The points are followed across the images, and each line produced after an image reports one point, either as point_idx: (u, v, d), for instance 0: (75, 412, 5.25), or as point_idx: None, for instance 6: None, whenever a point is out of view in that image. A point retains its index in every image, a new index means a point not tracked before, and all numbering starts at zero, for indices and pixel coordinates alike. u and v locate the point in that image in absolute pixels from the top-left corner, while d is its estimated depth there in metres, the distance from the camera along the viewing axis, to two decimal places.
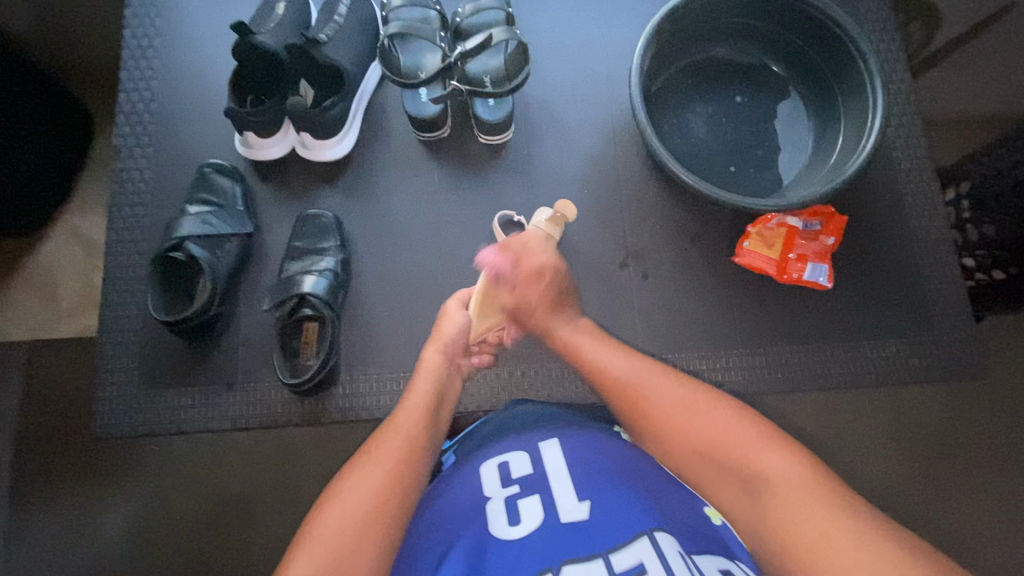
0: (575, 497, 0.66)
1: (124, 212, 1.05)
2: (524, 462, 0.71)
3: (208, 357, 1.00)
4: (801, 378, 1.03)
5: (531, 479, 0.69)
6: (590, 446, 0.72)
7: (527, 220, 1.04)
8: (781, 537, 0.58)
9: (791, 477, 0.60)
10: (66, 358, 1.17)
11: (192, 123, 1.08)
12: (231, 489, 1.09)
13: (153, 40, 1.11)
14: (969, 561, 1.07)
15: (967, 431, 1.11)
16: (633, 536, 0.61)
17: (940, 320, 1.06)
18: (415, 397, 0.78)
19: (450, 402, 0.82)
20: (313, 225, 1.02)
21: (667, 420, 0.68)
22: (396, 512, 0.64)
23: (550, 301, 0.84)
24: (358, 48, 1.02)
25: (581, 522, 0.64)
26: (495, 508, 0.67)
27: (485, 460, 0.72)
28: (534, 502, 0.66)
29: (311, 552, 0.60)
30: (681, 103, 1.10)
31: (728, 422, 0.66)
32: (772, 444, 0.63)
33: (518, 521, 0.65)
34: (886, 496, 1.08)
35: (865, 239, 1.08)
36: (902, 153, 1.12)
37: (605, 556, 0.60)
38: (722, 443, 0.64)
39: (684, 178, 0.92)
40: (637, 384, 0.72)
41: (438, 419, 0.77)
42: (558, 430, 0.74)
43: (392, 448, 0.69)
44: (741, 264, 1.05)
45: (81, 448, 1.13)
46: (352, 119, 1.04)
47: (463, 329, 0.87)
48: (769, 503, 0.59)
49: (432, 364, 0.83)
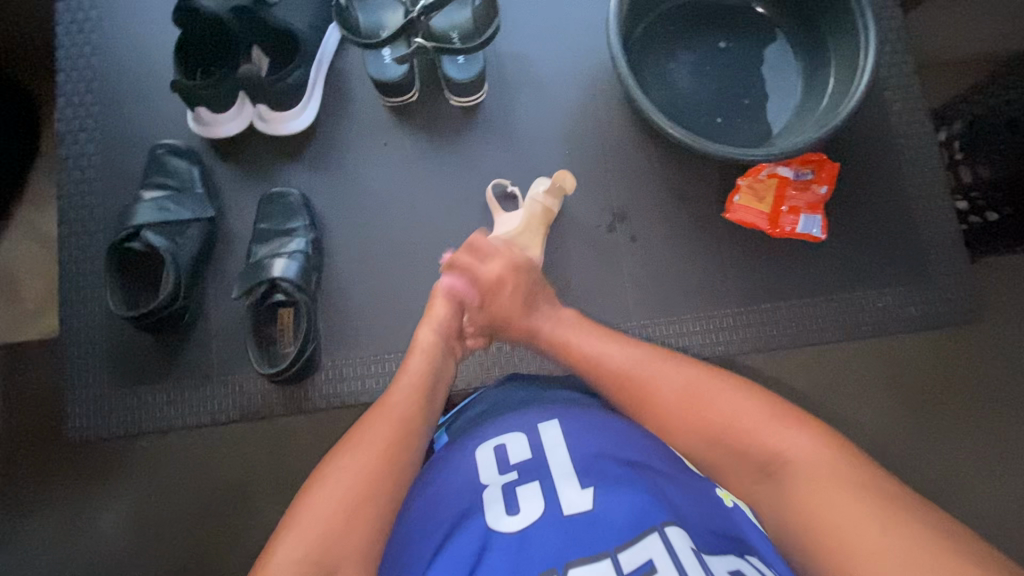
0: (576, 485, 0.62)
1: (76, 202, 0.98)
2: (522, 447, 0.66)
3: (180, 351, 0.95)
4: (797, 333, 1.01)
5: (531, 466, 0.65)
6: (590, 426, 0.67)
7: (521, 196, 0.97)
8: (807, 526, 0.54)
9: (812, 456, 0.57)
10: (32, 362, 1.11)
11: (140, 102, 1.00)
12: (219, 485, 1.05)
13: (88, 13, 1.01)
14: (968, 507, 1.07)
15: (966, 375, 1.10)
16: (640, 534, 0.58)
17: (935, 265, 1.03)
18: (409, 378, 0.74)
19: (444, 384, 0.77)
20: (280, 204, 0.95)
21: (677, 406, 0.65)
22: (387, 496, 0.61)
23: (522, 303, 0.81)
24: (312, 8, 0.94)
25: (585, 514, 0.60)
26: (493, 495, 0.63)
27: (482, 444, 0.67)
28: (534, 490, 0.63)
29: (298, 537, 0.57)
30: (664, 52, 1.04)
31: (742, 403, 0.62)
32: (790, 421, 0.60)
33: (517, 511, 0.62)
34: (885, 444, 1.08)
35: (858, 186, 1.05)
36: (894, 93, 1.08)
37: (614, 556, 0.56)
38: (737, 426, 0.61)
39: (672, 132, 0.87)
40: (641, 370, 0.69)
41: (434, 399, 0.73)
42: (557, 409, 0.70)
43: (385, 431, 0.66)
44: (732, 220, 1.01)
45: (59, 453, 1.08)
46: (312, 86, 0.97)
47: (454, 311, 0.83)
48: (794, 488, 0.56)
49: (427, 344, 0.79)
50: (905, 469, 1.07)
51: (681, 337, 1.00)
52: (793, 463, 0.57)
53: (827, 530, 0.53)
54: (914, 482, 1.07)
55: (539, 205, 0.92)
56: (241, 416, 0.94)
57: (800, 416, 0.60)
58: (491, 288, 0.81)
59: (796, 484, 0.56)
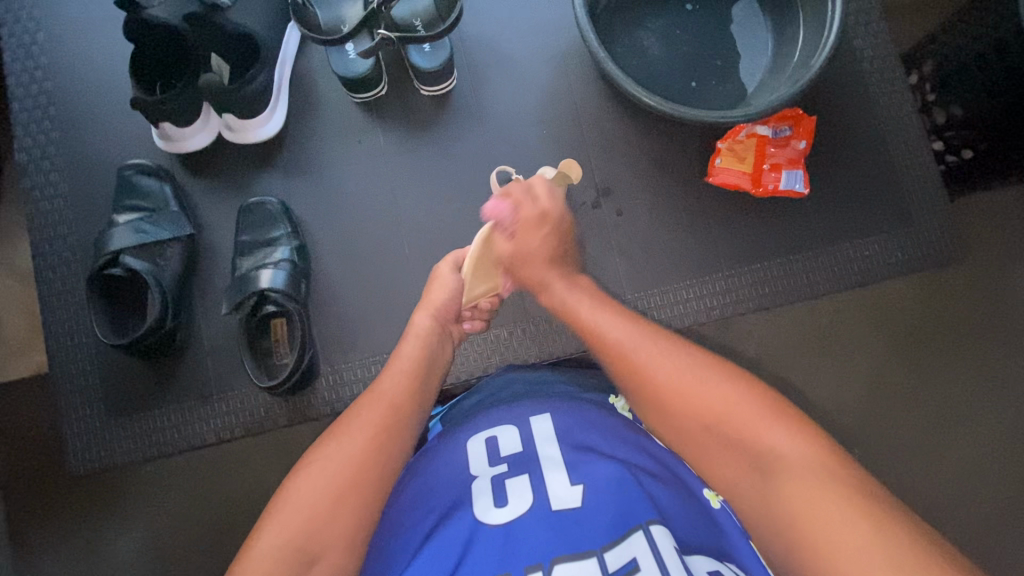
0: (565, 481, 0.64)
1: (48, 234, 0.95)
2: (513, 439, 0.68)
3: (175, 373, 0.94)
4: (790, 290, 1.02)
5: (520, 458, 0.66)
6: (581, 421, 0.69)
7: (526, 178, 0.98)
8: (793, 522, 0.55)
9: (798, 454, 0.58)
10: (29, 400, 1.09)
11: (101, 123, 0.97)
12: (233, 501, 1.05)
13: (34, 35, 0.97)
14: (972, 440, 1.09)
15: (958, 312, 1.12)
16: (627, 531, 0.59)
17: (918, 207, 1.05)
18: (400, 362, 0.73)
19: (440, 367, 0.77)
20: (258, 213, 0.93)
21: (671, 396, 0.65)
22: (373, 484, 0.63)
23: (552, 251, 0.79)
24: (268, 8, 0.91)
25: (574, 510, 0.61)
26: (482, 485, 0.65)
27: (473, 435, 0.69)
28: (523, 482, 0.64)
29: (282, 524, 0.59)
30: (631, 20, 1.03)
31: (731, 394, 0.63)
32: (779, 419, 0.60)
33: (504, 503, 0.63)
34: (885, 387, 1.10)
35: (836, 137, 1.05)
36: (864, 40, 1.08)
37: (599, 554, 0.57)
38: (721, 417, 0.62)
39: (648, 101, 0.86)
40: (634, 353, 0.68)
41: (427, 385, 0.73)
42: (551, 403, 0.71)
43: (374, 417, 0.66)
44: (716, 184, 1.01)
45: (67, 488, 1.07)
46: (278, 91, 0.95)
47: (455, 295, 0.80)
48: (783, 484, 0.57)
49: (422, 329, 0.77)
50: (905, 408, 1.09)
51: (676, 305, 1.00)
52: (782, 460, 0.58)
53: (807, 521, 0.54)
54: (915, 420, 1.09)
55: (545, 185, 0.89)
56: (245, 431, 0.93)
57: (792, 414, 0.61)
58: (526, 229, 0.78)
59: (786, 482, 0.57)
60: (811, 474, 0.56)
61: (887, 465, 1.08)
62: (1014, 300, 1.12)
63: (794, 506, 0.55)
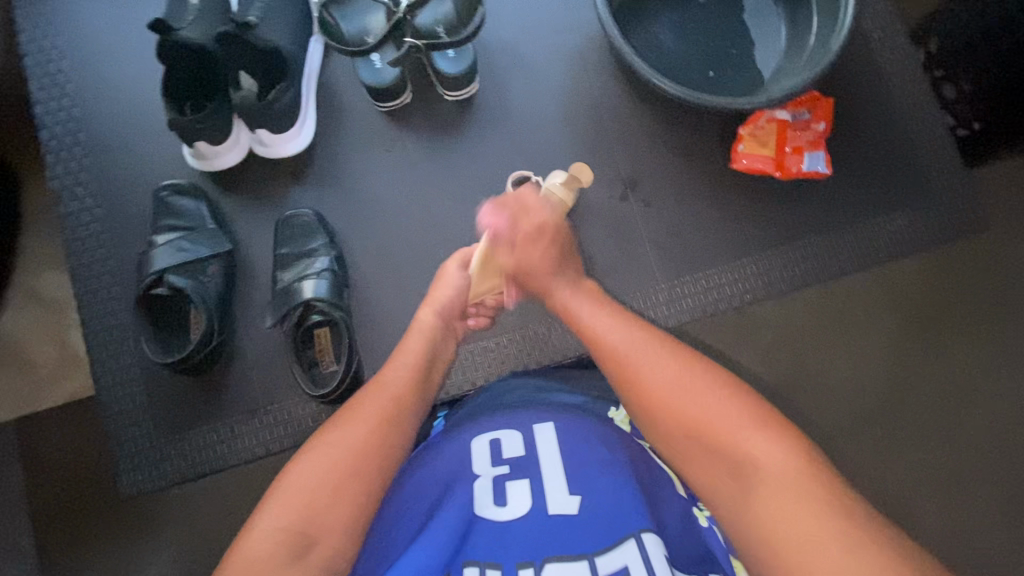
0: (565, 489, 0.65)
1: (85, 258, 0.96)
2: (517, 444, 0.69)
3: (221, 388, 0.94)
4: (819, 269, 1.03)
5: (522, 463, 0.67)
6: (583, 432, 0.69)
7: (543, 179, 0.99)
8: (765, 533, 0.55)
9: (775, 464, 0.58)
10: (64, 428, 1.06)
11: (131, 146, 0.98)
12: None
13: (59, 63, 0.98)
14: (1012, 405, 1.09)
15: (990, 278, 1.12)
16: (621, 537, 0.60)
17: (939, 181, 1.06)
18: (403, 356, 0.75)
19: (441, 361, 0.79)
20: (295, 226, 0.95)
21: (661, 398, 0.65)
22: (376, 471, 0.63)
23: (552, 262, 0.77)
24: (293, 23, 0.93)
25: (570, 517, 0.62)
26: (482, 487, 0.66)
27: (478, 436, 0.70)
28: (523, 486, 0.65)
29: (284, 505, 0.59)
30: (645, 15, 1.05)
31: (720, 400, 0.63)
32: (764, 429, 0.60)
33: (504, 506, 0.64)
34: (921, 357, 1.10)
35: (853, 117, 1.07)
36: (873, 21, 1.10)
37: (591, 558, 0.60)
38: (711, 424, 0.62)
39: (672, 90, 0.88)
40: (633, 356, 0.68)
41: (428, 380, 0.75)
42: (556, 412, 0.72)
43: (378, 406, 0.67)
44: (739, 169, 1.03)
45: (108, 515, 1.04)
46: (306, 105, 0.96)
47: (459, 293, 0.82)
48: (758, 493, 0.57)
49: (426, 325, 0.78)
50: (943, 379, 1.10)
51: (708, 292, 1.02)
52: (761, 469, 0.58)
53: (779, 534, 0.55)
54: (954, 389, 1.10)
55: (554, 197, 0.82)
56: (291, 443, 0.94)
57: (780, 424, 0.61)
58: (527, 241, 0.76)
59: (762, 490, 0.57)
60: (788, 486, 0.56)
61: (933, 435, 1.09)
62: None
63: (767, 520, 0.56)
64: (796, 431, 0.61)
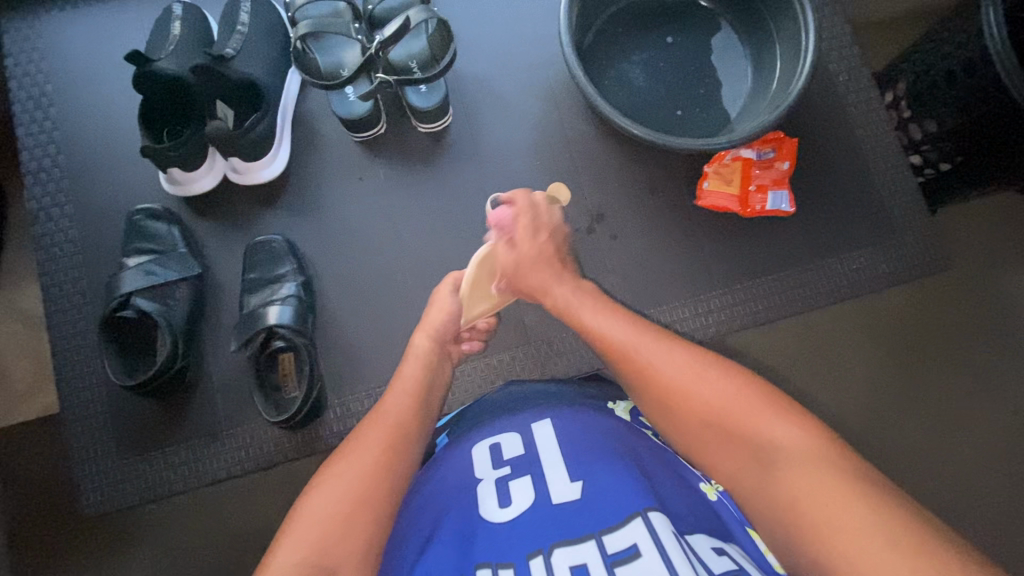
0: (566, 477, 0.64)
1: (57, 278, 0.97)
2: (516, 444, 0.68)
3: (186, 409, 0.95)
4: (781, 304, 1.05)
5: (523, 460, 0.66)
6: (582, 424, 0.69)
7: None
8: (794, 509, 0.56)
9: (799, 443, 0.59)
10: (26, 446, 1.05)
11: (109, 169, 1.00)
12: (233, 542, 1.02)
13: (44, 88, 1.01)
14: (973, 446, 1.10)
15: (950, 318, 1.14)
16: (626, 517, 0.58)
17: (902, 220, 1.08)
18: (403, 383, 0.75)
19: (440, 386, 0.79)
20: (264, 252, 0.96)
21: (678, 392, 0.65)
22: (384, 501, 0.63)
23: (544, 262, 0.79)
24: (271, 56, 0.96)
25: (573, 503, 0.61)
26: (486, 490, 0.65)
27: (478, 441, 0.70)
28: (525, 483, 0.64)
29: (297, 541, 0.59)
30: (617, 53, 1.08)
31: (732, 390, 0.64)
32: (780, 412, 0.61)
33: (508, 504, 0.63)
34: (881, 395, 1.12)
35: (818, 156, 1.09)
36: (839, 64, 1.13)
37: (597, 538, 0.58)
38: (730, 415, 0.62)
39: (635, 131, 0.90)
40: (643, 351, 0.68)
41: (429, 403, 0.75)
42: (553, 410, 0.71)
43: (381, 434, 0.67)
44: (704, 206, 1.05)
45: (66, 540, 1.02)
46: (281, 134, 0.99)
47: (450, 316, 0.83)
48: (783, 472, 0.58)
49: (421, 351, 0.80)
50: (903, 417, 1.11)
51: (671, 325, 1.03)
52: (782, 450, 0.59)
53: (815, 514, 0.55)
54: (915, 428, 1.11)
55: (533, 217, 0.93)
56: (253, 466, 0.95)
57: (797, 408, 0.62)
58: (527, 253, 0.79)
59: (787, 470, 0.58)
60: (814, 465, 0.57)
61: (895, 472, 1.09)
62: (1000, 303, 1.15)
63: (803, 500, 0.56)
64: (808, 414, 0.62)
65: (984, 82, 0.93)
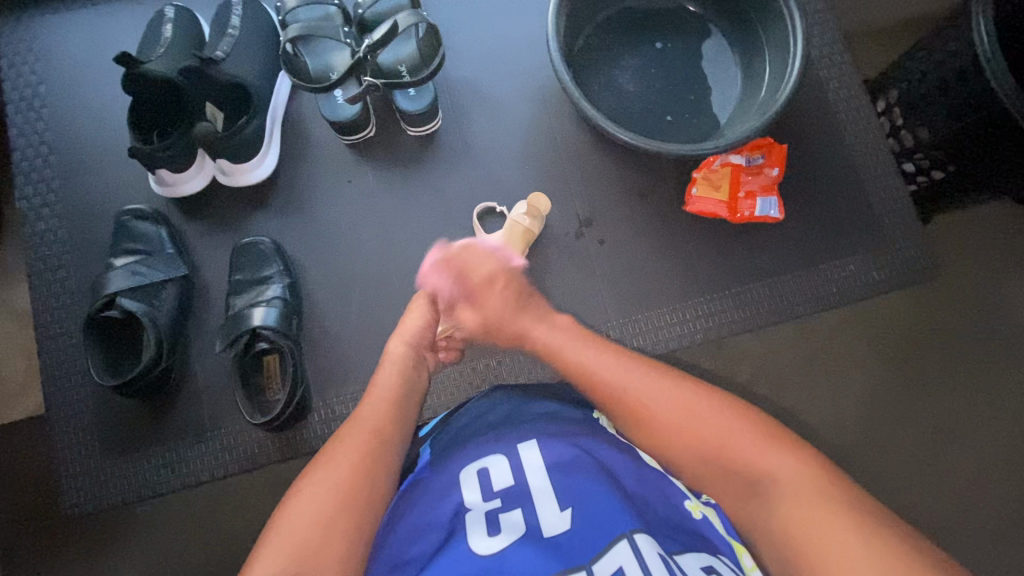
0: (556, 509, 0.62)
1: (46, 277, 0.98)
2: (504, 472, 0.65)
3: (171, 409, 0.96)
4: (770, 312, 1.04)
5: (512, 492, 0.64)
6: (567, 443, 0.67)
7: (508, 211, 1.02)
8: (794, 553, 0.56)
9: (797, 478, 0.59)
10: (14, 445, 1.05)
11: (100, 171, 1.01)
12: (214, 544, 1.01)
13: (37, 88, 1.02)
14: (961, 454, 1.10)
15: (939, 324, 1.13)
16: (611, 540, 0.58)
17: (893, 227, 1.08)
18: (381, 391, 0.74)
19: (418, 393, 0.78)
20: (251, 253, 0.97)
21: (664, 418, 0.66)
22: (365, 509, 0.62)
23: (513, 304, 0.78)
24: (260, 59, 0.96)
25: (560, 535, 0.60)
26: (474, 521, 0.62)
27: (465, 466, 0.67)
28: (515, 517, 0.62)
29: (277, 550, 0.57)
30: (607, 59, 1.08)
31: (727, 423, 0.64)
32: (772, 444, 0.61)
33: (497, 534, 0.61)
34: (869, 402, 1.11)
35: (807, 162, 1.09)
36: (830, 72, 1.13)
37: (588, 568, 0.57)
38: (724, 447, 0.63)
39: (622, 137, 0.89)
40: (627, 382, 0.68)
41: (408, 412, 0.74)
42: (536, 429, 0.69)
43: (359, 442, 0.66)
44: (693, 212, 1.05)
45: (51, 541, 1.02)
46: (270, 134, 0.99)
47: (428, 323, 0.83)
48: (779, 505, 0.58)
49: (397, 356, 0.79)
50: (891, 425, 1.10)
51: (659, 330, 1.02)
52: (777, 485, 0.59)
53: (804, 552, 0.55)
54: (901, 436, 1.10)
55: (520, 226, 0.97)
56: (236, 468, 0.94)
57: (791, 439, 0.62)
58: (482, 290, 0.78)
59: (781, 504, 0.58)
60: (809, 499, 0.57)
61: (885, 481, 1.08)
62: (992, 312, 1.14)
63: (794, 532, 0.56)
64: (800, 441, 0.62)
65: (977, 91, 0.92)
